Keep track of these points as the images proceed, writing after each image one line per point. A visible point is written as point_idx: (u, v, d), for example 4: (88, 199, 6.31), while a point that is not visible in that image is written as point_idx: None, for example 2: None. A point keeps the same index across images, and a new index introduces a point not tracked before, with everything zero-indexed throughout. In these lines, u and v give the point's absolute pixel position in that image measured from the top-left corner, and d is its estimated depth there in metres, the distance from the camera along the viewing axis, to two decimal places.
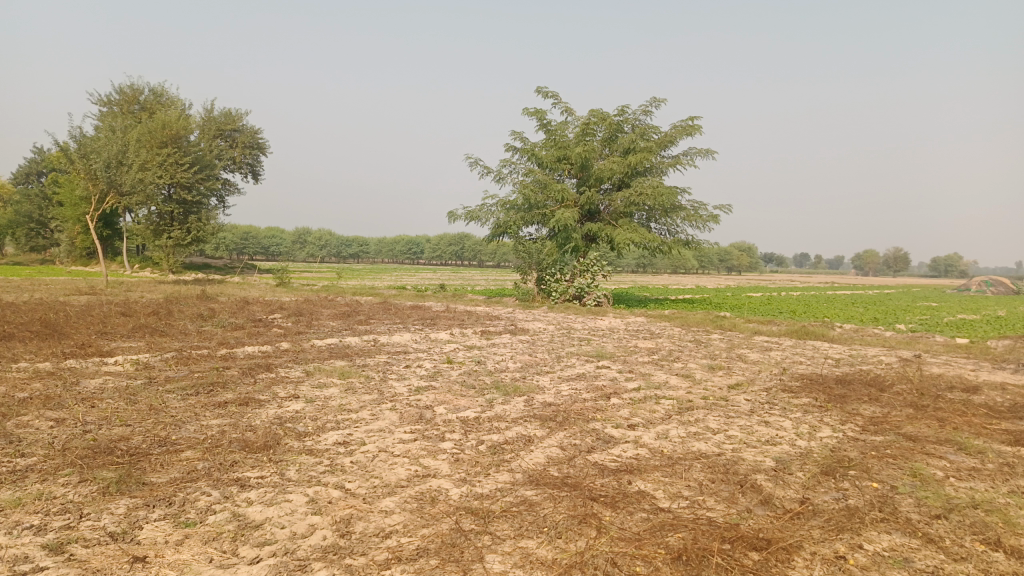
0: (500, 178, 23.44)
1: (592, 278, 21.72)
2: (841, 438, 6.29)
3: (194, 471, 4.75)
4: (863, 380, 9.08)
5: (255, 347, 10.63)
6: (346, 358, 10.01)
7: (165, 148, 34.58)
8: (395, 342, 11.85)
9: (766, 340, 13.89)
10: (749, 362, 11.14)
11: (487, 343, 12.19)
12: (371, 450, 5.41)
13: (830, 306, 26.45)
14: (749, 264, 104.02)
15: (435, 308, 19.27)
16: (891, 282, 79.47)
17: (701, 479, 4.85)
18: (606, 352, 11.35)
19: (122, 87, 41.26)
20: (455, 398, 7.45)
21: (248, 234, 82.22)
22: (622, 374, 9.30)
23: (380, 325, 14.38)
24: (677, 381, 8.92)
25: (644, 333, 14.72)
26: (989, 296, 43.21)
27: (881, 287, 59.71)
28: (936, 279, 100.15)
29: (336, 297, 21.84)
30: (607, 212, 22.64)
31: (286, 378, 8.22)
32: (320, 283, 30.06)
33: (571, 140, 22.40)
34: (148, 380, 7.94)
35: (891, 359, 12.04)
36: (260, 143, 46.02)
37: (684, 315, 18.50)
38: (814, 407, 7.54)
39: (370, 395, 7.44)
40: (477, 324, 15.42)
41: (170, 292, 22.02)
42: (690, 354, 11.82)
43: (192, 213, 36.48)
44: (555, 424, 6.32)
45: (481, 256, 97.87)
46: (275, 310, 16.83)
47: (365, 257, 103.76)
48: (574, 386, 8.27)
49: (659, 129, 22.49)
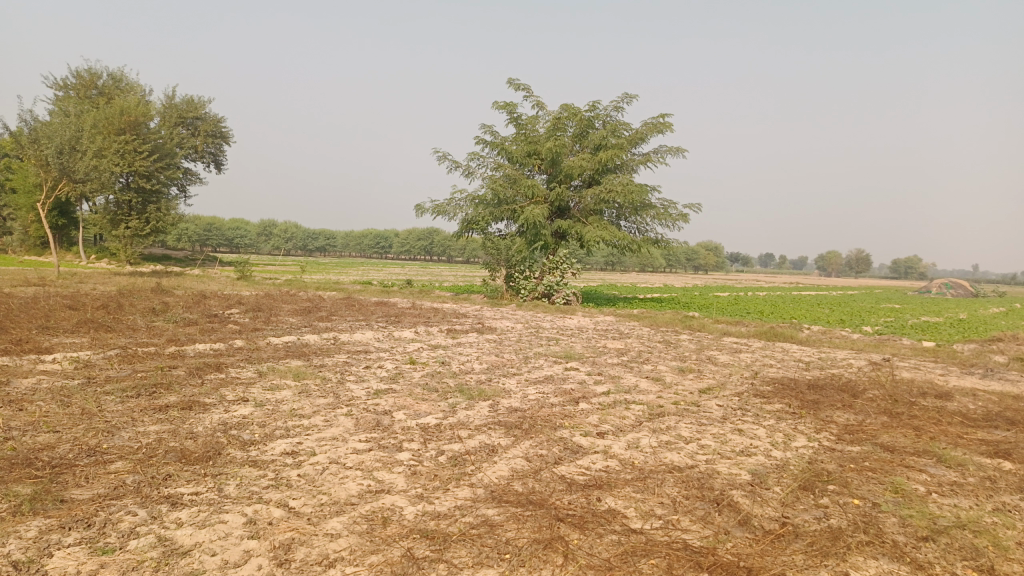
0: (469, 172, 23.03)
1: (561, 276, 21.45)
2: (817, 448, 6.05)
3: (122, 487, 4.31)
4: (835, 386, 8.90)
5: (207, 345, 10.10)
6: (303, 357, 9.53)
7: (123, 135, 33.37)
8: (357, 340, 11.41)
9: (735, 342, 13.73)
10: (720, 364, 10.92)
11: (452, 342, 11.79)
12: (321, 462, 5.00)
13: (797, 307, 26.61)
14: (716, 264, 104.87)
15: (401, 304, 18.81)
16: (853, 284, 80.77)
17: (675, 495, 4.55)
18: (574, 353, 11.03)
19: (79, 71, 39.86)
20: (416, 403, 7.07)
21: (211, 225, 80.44)
22: (590, 376, 8.99)
23: (342, 322, 13.90)
24: (648, 384, 8.64)
25: (614, 333, 14.44)
26: (949, 299, 43.89)
27: (844, 288, 60.51)
28: (896, 281, 102.06)
29: (298, 292, 21.23)
30: (577, 209, 22.37)
31: (235, 379, 7.75)
32: (283, 277, 29.32)
33: (542, 135, 22.06)
34: (86, 380, 7.41)
35: (861, 362, 11.94)
36: (224, 133, 44.90)
37: (652, 314, 18.31)
38: (788, 414, 7.31)
39: (325, 399, 7.02)
40: (442, 322, 15.03)
41: (125, 284, 21.20)
42: (660, 355, 11.57)
43: (151, 203, 35.37)
44: (520, 432, 5.96)
45: (449, 252, 97.17)
46: (233, 305, 16.20)
47: (331, 251, 102.36)
48: (541, 390, 7.93)
49: (630, 126, 22.26)
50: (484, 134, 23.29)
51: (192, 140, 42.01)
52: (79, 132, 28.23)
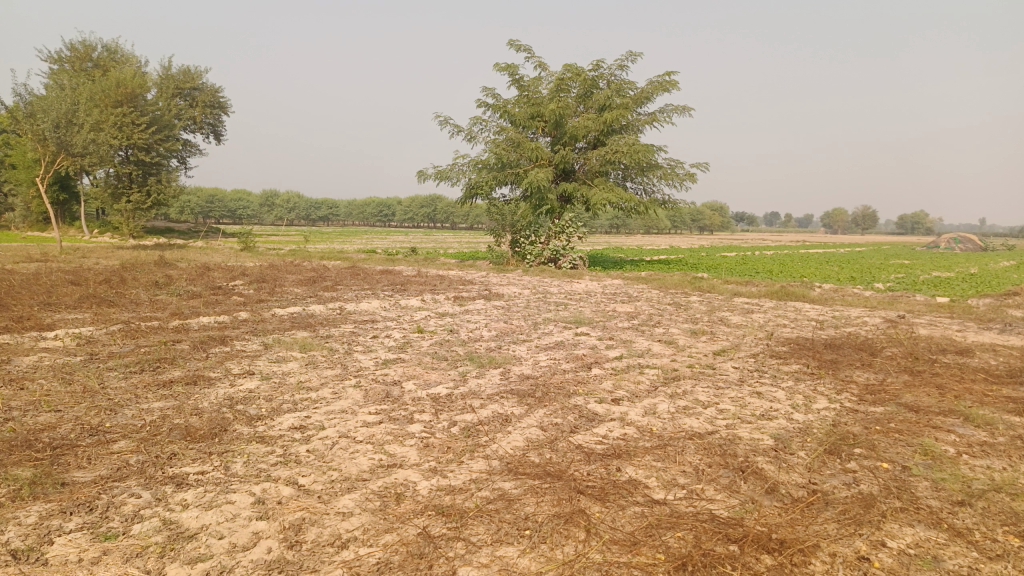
0: (471, 137, 22.63)
1: (568, 240, 21.19)
2: (840, 410, 5.87)
3: (125, 467, 4.16)
4: (853, 345, 8.70)
5: (211, 318, 9.93)
6: (309, 328, 9.37)
7: (120, 107, 32.87)
8: (363, 310, 11.25)
9: (746, 302, 13.53)
10: (733, 325, 10.73)
11: (459, 309, 11.61)
12: (330, 437, 4.85)
13: (806, 266, 26.33)
14: (721, 224, 104.19)
15: (406, 272, 18.61)
16: (859, 240, 80.23)
17: (698, 463, 4.38)
18: (584, 318, 10.84)
19: (73, 43, 39.23)
20: (425, 372, 6.90)
21: (213, 197, 80.04)
22: (602, 341, 8.81)
23: (347, 292, 13.72)
24: (661, 348, 8.46)
25: (623, 296, 14.23)
26: (958, 253, 43.48)
27: (852, 246, 60.13)
28: (903, 237, 101.25)
29: (303, 262, 21.03)
30: (582, 171, 22.01)
31: (240, 353, 7.59)
32: (287, 248, 29.09)
33: (544, 96, 21.60)
34: (88, 357, 7.27)
35: (875, 320, 11.74)
36: (222, 102, 44.33)
37: (660, 276, 18.09)
38: (806, 375, 7.13)
39: (332, 370, 6.87)
40: (449, 289, 14.84)
41: (128, 258, 21.04)
42: (671, 317, 11.38)
43: (151, 175, 35.02)
44: (533, 400, 5.80)
45: (453, 218, 96.67)
46: (237, 276, 16.03)
47: (335, 220, 101.95)
48: (553, 356, 7.75)
49: (635, 85, 21.76)
50: (486, 97, 22.83)
51: (190, 111, 41.43)
52: (75, 105, 27.83)
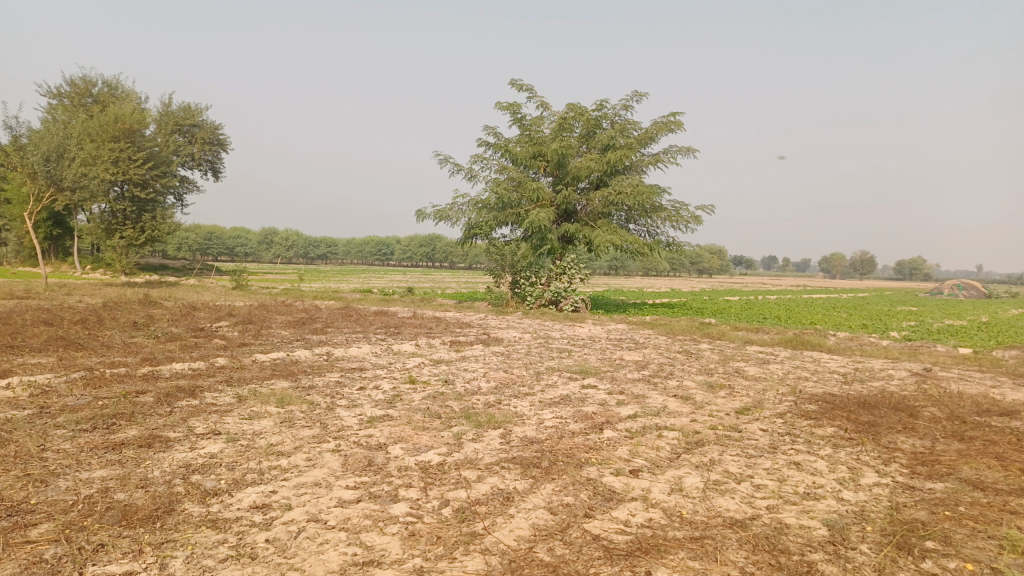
0: (472, 176, 22.13)
1: (569, 282, 20.52)
2: (894, 487, 5.07)
3: (35, 565, 3.35)
4: (889, 404, 7.92)
5: (185, 364, 9.11)
6: (289, 377, 8.54)
7: (116, 142, 32.43)
8: (352, 356, 10.45)
9: (760, 351, 12.78)
10: (751, 378, 9.91)
11: (456, 356, 10.81)
12: (297, 520, 4.04)
13: (813, 312, 25.57)
14: (720, 267, 103.86)
15: (401, 314, 17.84)
16: (858, 286, 79.84)
17: (744, 564, 3.57)
18: (590, 368, 10.02)
19: (73, 78, 39.07)
20: (416, 433, 6.08)
21: (210, 234, 79.57)
22: (612, 396, 8.01)
23: (337, 335, 12.91)
24: (677, 405, 7.65)
25: (628, 343, 13.45)
26: (963, 299, 42.82)
27: (852, 290, 59.69)
28: (900, 283, 101.21)
29: (295, 302, 20.24)
30: (584, 212, 21.44)
31: (208, 407, 6.76)
32: (280, 286, 28.35)
33: (547, 135, 21.13)
34: (37, 411, 6.44)
35: (901, 373, 10.95)
36: (221, 140, 44.03)
37: (666, 322, 17.37)
38: (845, 442, 6.34)
39: (310, 430, 6.06)
40: (445, 333, 14.05)
41: (115, 296, 20.26)
42: (683, 368, 10.58)
43: (146, 211, 34.42)
44: (539, 472, 4.99)
45: (451, 258, 96.23)
46: (223, 317, 15.23)
47: (333, 259, 101.48)
48: (559, 415, 6.94)
49: (639, 125, 21.30)
50: (487, 136, 22.37)
51: (188, 147, 41.04)
52: (67, 139, 27.34)
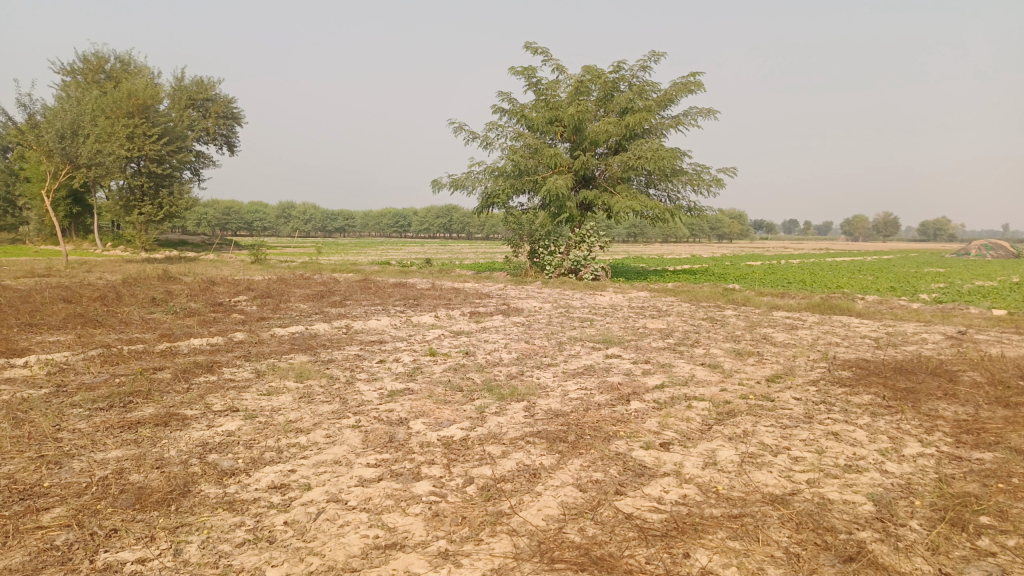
0: (488, 143, 21.74)
1: (589, 249, 20.21)
2: (940, 457, 4.83)
3: (45, 553, 3.22)
4: (926, 369, 7.64)
5: (203, 340, 9.00)
6: (307, 351, 8.40)
7: (131, 118, 32.35)
8: (371, 329, 10.30)
9: (787, 317, 12.48)
10: (780, 345, 9.62)
11: (476, 327, 10.62)
12: (316, 501, 3.88)
13: (838, 275, 25.08)
14: (740, 232, 102.63)
15: (420, 285, 17.67)
16: (882, 248, 78.60)
17: (788, 545, 3.36)
18: (614, 337, 9.77)
19: (86, 54, 38.90)
20: (437, 407, 5.91)
21: (229, 209, 79.77)
22: (637, 366, 7.78)
23: (356, 308, 12.76)
24: (706, 374, 7.41)
25: (651, 310, 13.17)
26: (991, 259, 41.88)
27: (876, 253, 58.70)
28: (924, 244, 99.56)
29: (313, 275, 20.14)
30: (603, 178, 21.04)
31: (226, 383, 6.63)
32: (298, 259, 28.31)
33: (564, 100, 20.65)
34: (53, 390, 6.33)
35: (936, 337, 10.59)
36: (235, 114, 43.80)
37: (689, 288, 17.06)
38: (883, 410, 6.09)
39: (329, 405, 5.91)
40: (465, 304, 13.87)
41: (135, 272, 20.28)
42: (709, 336, 10.30)
43: (163, 187, 34.40)
44: (567, 447, 4.80)
45: (469, 228, 95.90)
46: (241, 291, 15.15)
47: (351, 231, 101.58)
48: (584, 386, 6.73)
49: (658, 87, 20.75)
50: (502, 102, 21.93)
51: (203, 122, 40.90)
52: (81, 115, 27.22)
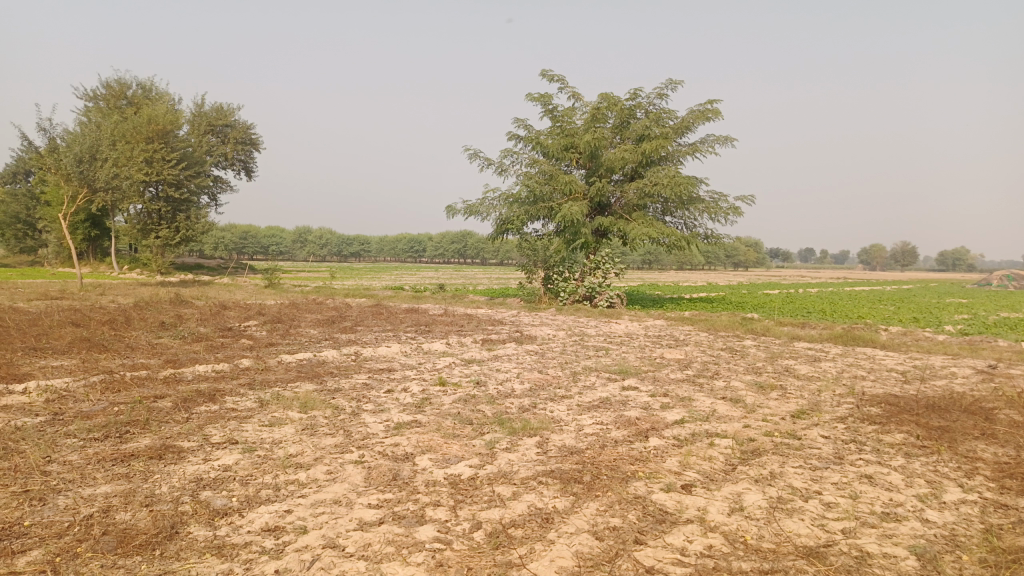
0: (503, 169, 21.65)
1: (604, 276, 19.95)
2: (985, 505, 4.48)
3: None
4: (961, 406, 7.26)
5: (208, 366, 8.80)
6: (314, 379, 8.17)
7: (150, 143, 32.68)
8: (381, 357, 10.05)
9: (809, 348, 12.10)
10: (803, 378, 9.27)
11: (488, 355, 10.35)
12: (312, 547, 3.61)
13: (858, 305, 24.60)
14: (756, 260, 102.00)
15: (432, 311, 17.46)
16: (901, 278, 77.65)
17: None
18: (630, 367, 9.46)
19: (109, 81, 39.44)
20: (445, 442, 5.63)
21: (245, 234, 80.30)
22: (655, 399, 7.46)
23: (366, 334, 12.55)
24: (727, 409, 7.09)
25: (668, 340, 12.85)
26: (1014, 290, 41.12)
27: (895, 282, 57.93)
28: (943, 274, 98.42)
29: (325, 301, 19.96)
30: (619, 204, 20.83)
31: (227, 413, 6.39)
32: (313, 285, 28.21)
33: (579, 127, 20.55)
34: (49, 418, 6.11)
35: (966, 371, 10.20)
36: (253, 139, 44.16)
37: (706, 317, 16.73)
38: (918, 451, 5.74)
39: (332, 438, 5.65)
40: (477, 331, 13.59)
41: (148, 295, 20.24)
42: (728, 368, 9.97)
43: (180, 211, 34.58)
44: (582, 489, 4.50)
45: (484, 254, 95.98)
46: (252, 317, 14.96)
47: (366, 256, 101.90)
48: (600, 420, 6.43)
49: (675, 114, 20.59)
50: (518, 129, 21.87)
51: (221, 147, 41.29)
52: (99, 140, 27.43)
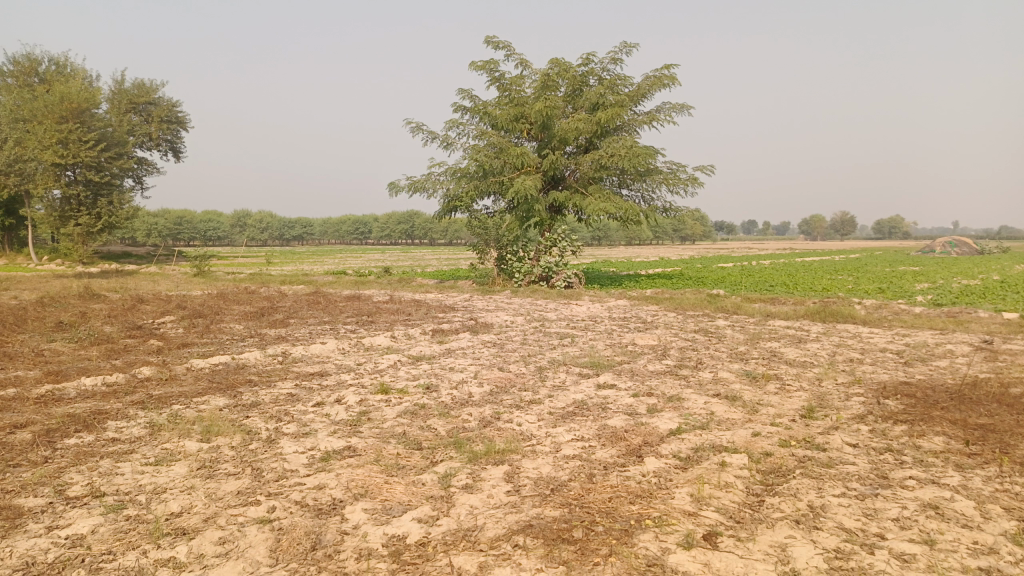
0: (448, 143, 20.15)
1: (560, 255, 18.80)
2: None
3: None
4: (988, 395, 6.30)
5: (98, 379, 7.22)
6: (226, 392, 6.71)
7: (64, 123, 29.61)
8: (314, 357, 8.60)
9: (789, 327, 11.14)
10: (797, 365, 8.21)
11: (439, 350, 9.01)
12: None
13: (817, 277, 23.95)
14: (703, 233, 102.66)
15: (377, 297, 16.00)
16: (844, 249, 79.10)
17: None
18: (602, 359, 8.25)
19: (17, 56, 36.08)
20: (385, 481, 4.31)
21: (181, 219, 76.52)
22: (639, 401, 6.27)
23: (299, 329, 11.05)
24: (726, 412, 5.93)
25: (635, 323, 11.71)
26: (957, 257, 41.84)
27: (841, 251, 58.68)
28: (880, 244, 100.79)
29: (258, 290, 18.23)
30: (573, 178, 19.60)
31: (102, 448, 4.93)
32: (247, 272, 26.20)
33: (530, 96, 19.15)
34: None
35: (964, 348, 9.32)
36: (181, 118, 41.19)
37: (670, 295, 15.74)
38: (974, 461, 4.68)
39: (235, 482, 4.28)
40: (427, 319, 12.21)
41: (58, 289, 18.18)
42: (710, 355, 8.82)
43: (102, 196, 31.93)
44: (572, 555, 3.26)
45: (431, 234, 93.93)
46: (171, 312, 13.22)
47: (310, 239, 98.81)
48: (578, 435, 5.20)
49: (631, 80, 19.36)
50: (463, 99, 20.35)
51: (145, 127, 38.43)
52: None
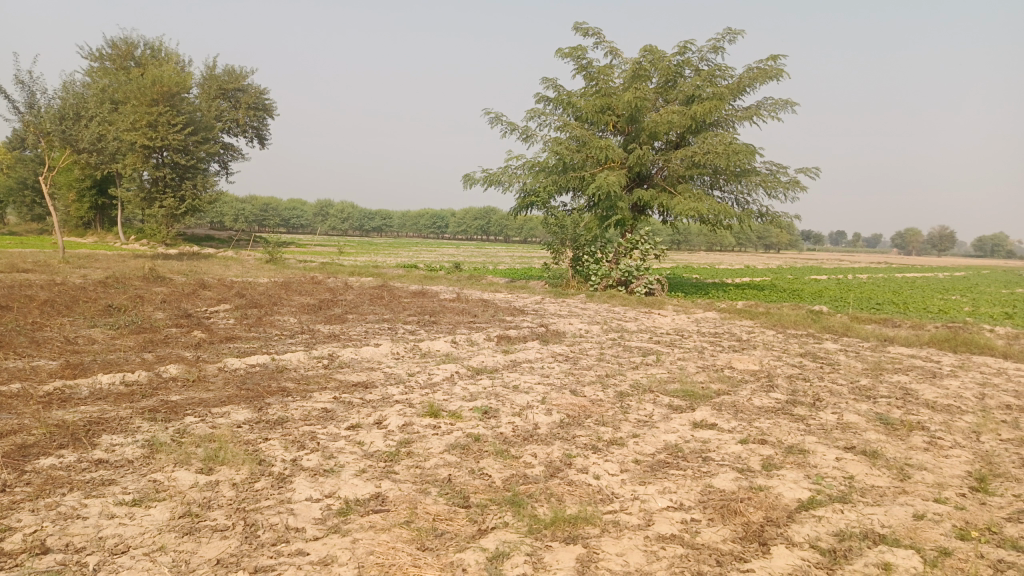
0: (528, 135, 19.00)
1: (643, 259, 17.30)
2: None
3: None
4: None
5: (117, 375, 6.37)
6: (253, 402, 5.74)
7: (156, 106, 29.99)
8: (362, 363, 7.55)
9: (914, 357, 9.45)
10: (940, 408, 6.66)
11: (504, 363, 7.83)
12: None
13: (927, 296, 21.59)
14: (789, 242, 98.27)
15: (443, 295, 15.00)
16: (943, 266, 74.04)
17: None
18: (696, 387, 6.89)
19: (115, 40, 37.06)
20: (414, 559, 3.16)
21: (265, 207, 78.24)
22: (750, 452, 4.92)
23: (355, 327, 10.10)
24: (867, 477, 4.53)
25: (730, 341, 10.24)
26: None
27: (938, 268, 54.71)
28: (982, 263, 94.03)
29: (324, 280, 17.51)
30: (660, 177, 18.14)
31: (80, 475, 3.97)
32: (318, 262, 25.68)
33: (618, 86, 17.78)
34: None
35: None
36: (267, 105, 41.58)
37: (765, 309, 14.14)
38: None
39: (218, 544, 3.22)
40: (494, 324, 11.06)
41: (128, 270, 17.97)
42: (827, 388, 7.32)
43: (187, 179, 32.07)
44: None
45: (506, 232, 93.05)
46: (228, 300, 12.52)
47: (388, 231, 99.60)
48: (676, 501, 3.93)
49: (731, 71, 17.71)
50: (547, 89, 19.14)
51: (232, 113, 38.89)
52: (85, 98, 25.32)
